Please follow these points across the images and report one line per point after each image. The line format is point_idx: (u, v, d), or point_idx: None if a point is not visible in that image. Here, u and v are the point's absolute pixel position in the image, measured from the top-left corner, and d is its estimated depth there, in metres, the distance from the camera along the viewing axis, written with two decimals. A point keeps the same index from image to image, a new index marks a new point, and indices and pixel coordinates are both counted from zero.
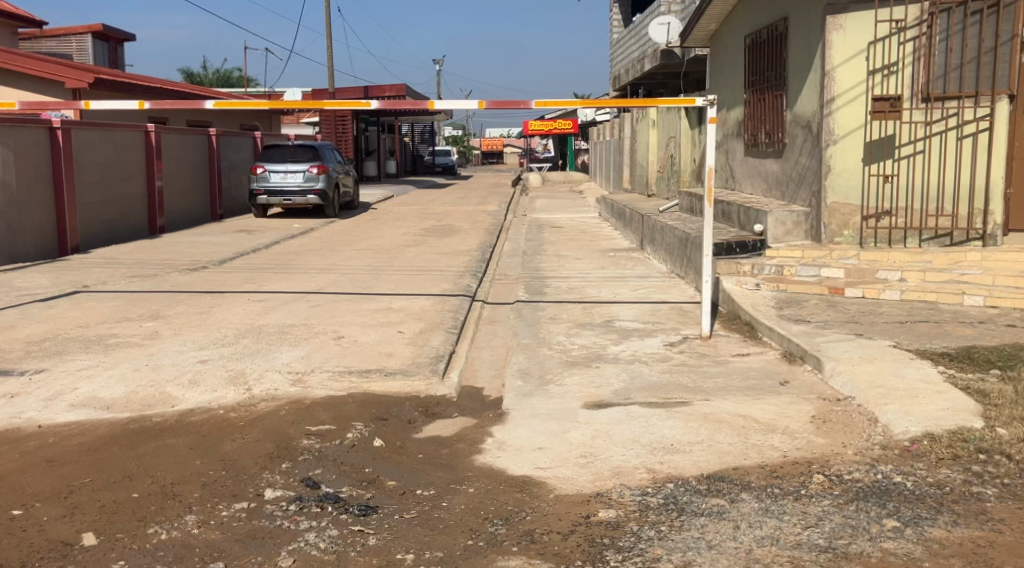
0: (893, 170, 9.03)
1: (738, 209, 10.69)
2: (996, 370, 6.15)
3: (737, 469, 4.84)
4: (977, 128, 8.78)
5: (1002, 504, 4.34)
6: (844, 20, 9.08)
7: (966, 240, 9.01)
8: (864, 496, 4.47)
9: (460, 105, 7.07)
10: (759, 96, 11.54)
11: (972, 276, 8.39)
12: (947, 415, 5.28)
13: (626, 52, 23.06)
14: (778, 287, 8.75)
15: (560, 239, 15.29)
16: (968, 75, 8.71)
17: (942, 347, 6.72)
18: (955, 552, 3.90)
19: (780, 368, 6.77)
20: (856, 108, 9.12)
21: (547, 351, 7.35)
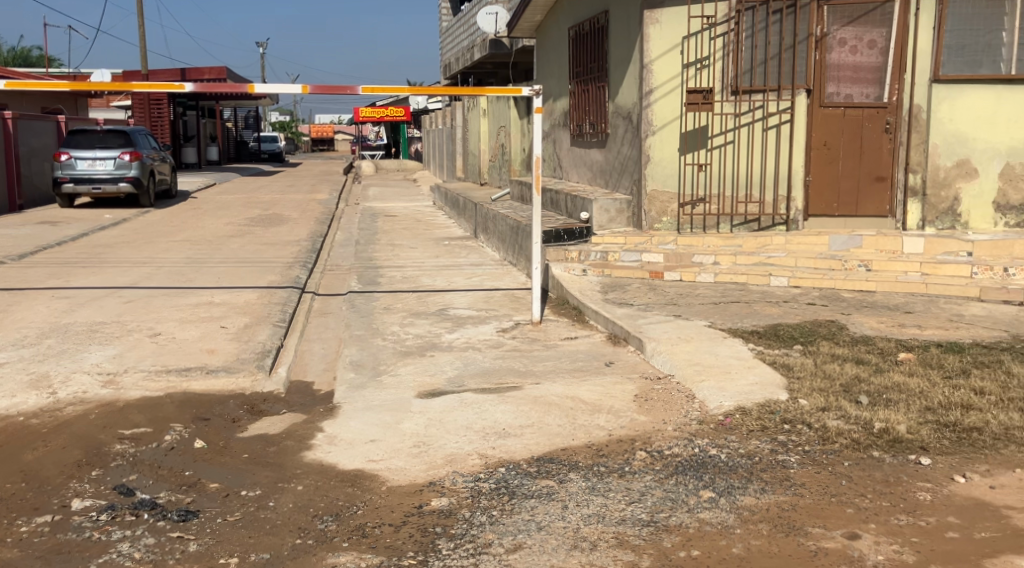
0: (706, 159, 9.48)
1: (567, 196, 10.94)
2: (798, 346, 6.62)
3: (566, 450, 4.98)
4: (780, 120, 9.30)
5: (803, 470, 4.69)
6: (661, 14, 9.46)
7: (772, 225, 9.50)
8: (682, 469, 4.71)
9: (284, 90, 6.86)
10: (583, 87, 11.86)
11: (777, 258, 8.94)
12: (756, 388, 5.65)
13: (454, 40, 23.16)
14: (603, 272, 9.05)
15: (391, 227, 15.18)
16: (772, 70, 9.26)
17: (752, 326, 7.15)
18: (762, 518, 4.19)
19: (607, 350, 7.01)
20: (672, 100, 9.52)
21: (380, 342, 7.30)
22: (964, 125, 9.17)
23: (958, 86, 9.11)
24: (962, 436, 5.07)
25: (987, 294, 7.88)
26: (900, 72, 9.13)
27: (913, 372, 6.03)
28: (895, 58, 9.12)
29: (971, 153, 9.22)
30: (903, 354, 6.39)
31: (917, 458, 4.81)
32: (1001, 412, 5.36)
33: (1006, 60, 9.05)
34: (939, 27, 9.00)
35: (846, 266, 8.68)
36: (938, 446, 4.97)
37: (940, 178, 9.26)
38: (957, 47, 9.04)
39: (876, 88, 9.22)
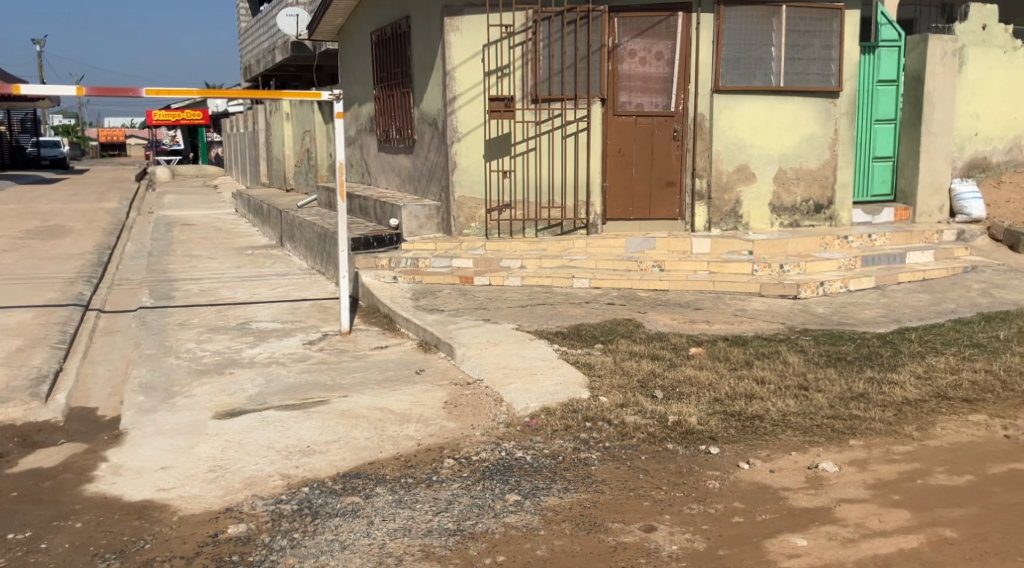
0: (511, 166, 9.68)
1: (374, 203, 10.84)
2: (600, 344, 6.85)
3: (372, 464, 4.91)
4: (578, 127, 9.60)
5: (604, 466, 4.85)
6: (462, 22, 9.53)
7: (573, 229, 9.80)
8: (489, 474, 4.75)
9: (56, 93, 6.38)
10: (388, 93, 11.78)
11: (580, 261, 9.22)
12: (561, 388, 5.80)
13: (253, 42, 22.45)
14: (413, 279, 9.02)
15: (190, 237, 14.51)
16: (568, 79, 9.52)
17: (556, 327, 7.33)
18: (565, 517, 4.29)
19: (417, 358, 6.97)
20: (476, 106, 9.63)
21: (174, 361, 6.93)
22: (742, 132, 9.79)
23: (737, 95, 9.71)
24: (746, 424, 5.45)
25: (766, 289, 8.45)
26: (685, 83, 9.64)
27: (703, 365, 6.39)
28: (680, 69, 9.62)
29: (749, 158, 9.86)
30: (694, 348, 6.75)
31: (707, 448, 5.12)
32: (778, 399, 5.79)
33: (776, 73, 9.73)
34: (718, 41, 9.54)
35: (642, 267, 9.07)
36: (725, 435, 5.30)
37: (723, 182, 9.85)
38: (734, 60, 9.63)
39: (663, 97, 9.68)
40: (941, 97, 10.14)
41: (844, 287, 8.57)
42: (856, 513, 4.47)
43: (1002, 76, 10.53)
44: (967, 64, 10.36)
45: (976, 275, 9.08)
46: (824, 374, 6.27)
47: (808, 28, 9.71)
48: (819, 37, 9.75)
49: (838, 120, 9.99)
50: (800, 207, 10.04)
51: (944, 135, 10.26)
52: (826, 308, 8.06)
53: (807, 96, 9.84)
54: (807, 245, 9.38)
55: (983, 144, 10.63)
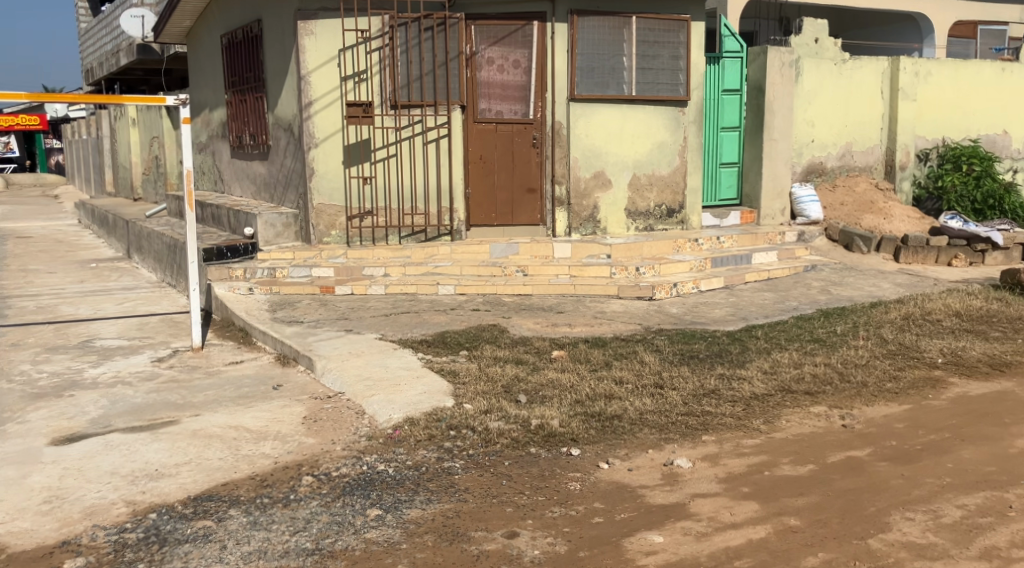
0: (371, 172, 9.56)
1: (228, 211, 10.50)
2: (464, 351, 6.85)
3: (226, 485, 4.74)
4: (439, 134, 9.59)
5: (468, 474, 4.85)
6: (316, 26, 9.36)
7: (437, 236, 9.77)
8: (350, 490, 4.66)
9: None
10: (240, 97, 11.43)
11: (444, 268, 9.14)
12: (424, 398, 5.75)
13: (95, 43, 21.37)
14: (271, 290, 8.79)
15: (27, 250, 13.67)
16: (426, 85, 9.50)
17: (420, 335, 7.28)
18: (428, 529, 4.27)
19: (275, 372, 6.77)
20: (332, 112, 9.47)
21: (7, 385, 6.50)
22: (598, 140, 9.92)
23: (592, 104, 9.84)
24: (606, 424, 5.57)
25: (624, 292, 8.64)
26: (542, 90, 9.75)
27: (565, 368, 6.48)
28: (537, 77, 9.71)
29: (605, 165, 10.00)
30: (556, 351, 6.84)
31: (568, 450, 5.20)
32: (637, 399, 5.95)
33: (629, 82, 9.93)
34: (572, 51, 9.64)
35: (506, 272, 9.11)
36: (586, 436, 5.39)
37: (581, 188, 9.94)
38: (588, 70, 9.75)
39: (522, 104, 9.75)
40: (781, 106, 10.66)
41: (696, 287, 8.90)
42: (709, 507, 4.65)
43: (834, 86, 11.16)
44: (803, 75, 10.92)
45: (815, 274, 9.60)
46: (679, 372, 6.48)
47: (657, 39, 9.98)
48: (667, 47, 10.03)
49: (687, 128, 10.30)
50: (653, 212, 10.29)
51: (784, 142, 10.78)
52: (680, 308, 8.33)
53: (658, 105, 10.10)
54: (661, 248, 9.68)
55: (819, 150, 11.24)
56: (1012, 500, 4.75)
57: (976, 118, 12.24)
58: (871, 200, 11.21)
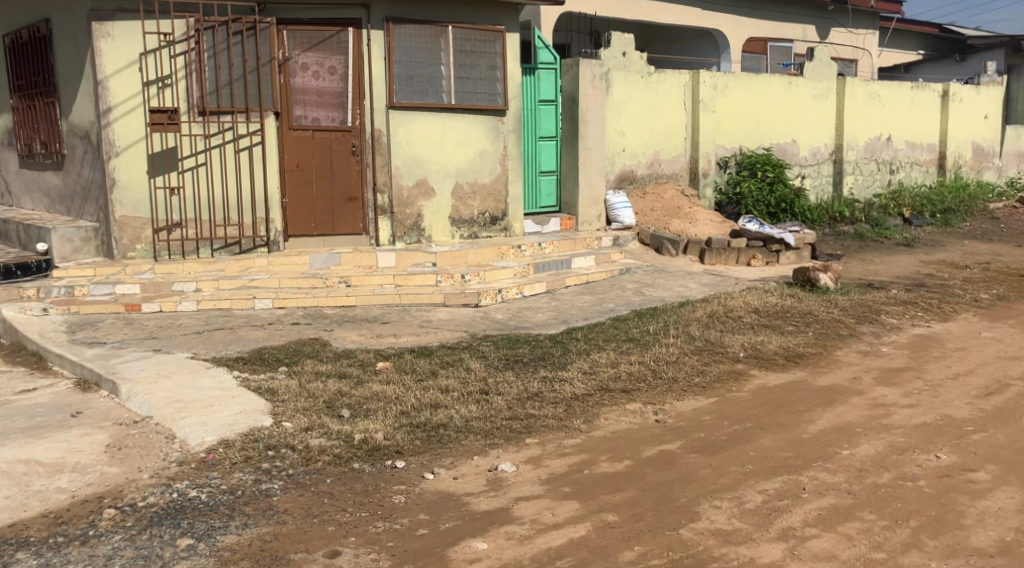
0: (179, 182, 9.17)
1: (16, 227, 9.75)
2: (283, 367, 6.65)
3: (14, 526, 4.45)
4: (252, 142, 9.28)
5: (287, 495, 4.72)
6: (112, 27, 8.86)
7: (252, 247, 9.44)
8: (157, 520, 4.45)
9: None
10: (28, 103, 10.62)
11: (260, 281, 8.87)
12: (239, 418, 5.54)
13: None
14: (68, 310, 8.22)
15: None
16: (237, 92, 9.18)
17: (236, 352, 7.01)
18: (243, 555, 4.20)
19: (74, 399, 6.30)
20: (133, 119, 9.01)
21: None
22: (419, 148, 9.84)
23: (411, 112, 9.76)
24: (430, 434, 5.55)
25: (450, 299, 8.63)
26: (360, 98, 9.59)
27: (390, 380, 6.40)
28: (353, 84, 9.57)
29: (428, 173, 9.93)
30: (381, 363, 6.76)
31: (393, 463, 5.15)
32: (461, 406, 5.96)
33: (447, 91, 9.93)
34: (389, 58, 9.55)
35: (327, 283, 8.92)
36: (410, 447, 5.35)
37: (404, 197, 9.84)
38: (406, 77, 9.69)
39: (339, 112, 9.59)
40: (593, 116, 11.01)
41: (519, 293, 9.02)
42: (531, 509, 4.75)
43: (641, 98, 11.61)
44: (612, 87, 11.28)
45: (629, 276, 9.97)
46: (503, 377, 6.54)
47: (473, 49, 10.05)
48: (484, 58, 10.13)
49: (506, 137, 10.43)
50: (477, 219, 10.33)
51: (597, 150, 11.12)
52: (504, 314, 8.43)
53: (477, 113, 10.16)
54: (485, 255, 9.75)
55: (630, 158, 11.66)
56: (807, 481, 5.10)
57: (767, 127, 13.09)
58: (678, 206, 11.76)
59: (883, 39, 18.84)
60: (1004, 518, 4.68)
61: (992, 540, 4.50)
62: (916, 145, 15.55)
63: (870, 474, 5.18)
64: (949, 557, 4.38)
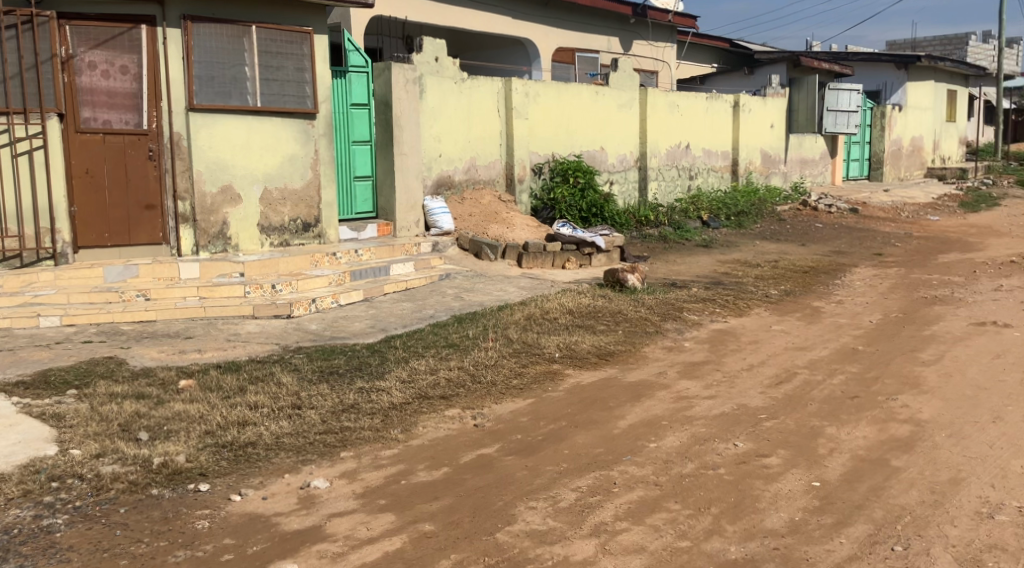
0: None
1: None
2: (72, 391, 6.14)
3: None
4: (31, 145, 8.58)
5: (72, 530, 4.43)
6: None
7: (37, 261, 8.73)
8: None
9: None
10: None
11: (46, 297, 8.20)
12: (18, 449, 5.12)
13: None
14: None
15: None
16: (12, 91, 8.51)
17: (16, 377, 6.43)
18: None
19: None
20: None
21: None
22: (223, 152, 9.42)
23: (213, 115, 9.33)
24: (238, 453, 5.29)
25: (259, 311, 8.29)
26: (156, 99, 9.08)
27: (193, 399, 6.05)
28: (148, 84, 9.04)
29: (233, 179, 9.52)
30: (183, 381, 6.38)
31: (196, 486, 4.89)
32: (272, 422, 5.72)
33: (252, 93, 9.55)
34: (188, 57, 9.11)
35: (123, 298, 8.37)
36: (216, 468, 5.10)
37: (207, 204, 9.38)
38: (206, 78, 9.25)
39: (133, 114, 9.04)
40: (407, 121, 10.88)
41: (335, 302, 8.77)
42: (345, 525, 4.63)
43: (455, 104, 11.61)
44: (426, 92, 11.21)
45: (449, 282, 9.93)
46: (317, 391, 6.32)
47: (279, 50, 9.70)
48: (292, 59, 9.80)
49: (318, 141, 10.15)
50: (288, 226, 9.99)
51: (414, 156, 11.01)
52: (318, 325, 8.18)
53: (285, 117, 9.83)
54: (297, 264, 9.42)
55: (446, 164, 11.62)
56: (617, 476, 5.22)
57: (577, 134, 13.43)
58: (494, 211, 11.86)
59: (680, 52, 19.86)
60: (795, 499, 4.97)
61: (785, 520, 4.75)
62: (712, 152, 16.42)
63: (676, 465, 5.37)
64: (746, 540, 4.59)
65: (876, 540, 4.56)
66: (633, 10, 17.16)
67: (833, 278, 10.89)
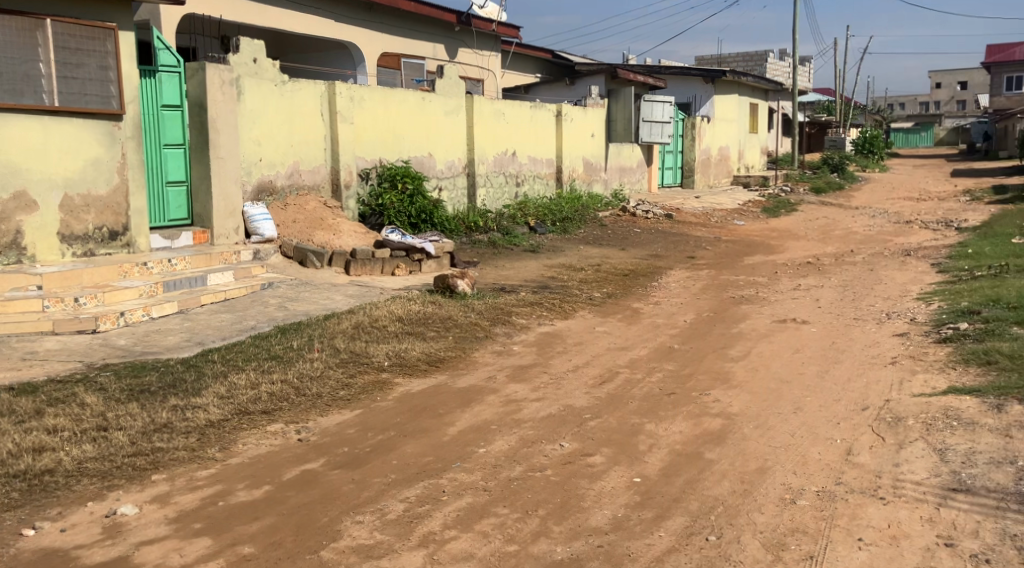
0: None
1: None
2: None
3: None
4: None
5: None
6: None
7: None
8: None
9: None
10: None
11: None
12: None
13: None
14: None
15: None
16: None
17: None
18: None
19: None
20: None
21: None
22: (15, 156, 8.67)
23: (2, 114, 8.57)
24: (33, 483, 4.95)
25: (60, 327, 7.71)
26: None
27: None
28: None
29: (27, 183, 8.79)
30: None
31: None
32: (73, 447, 5.32)
33: (48, 91, 8.88)
34: None
35: None
36: (5, 502, 4.77)
37: None
38: None
39: None
40: (224, 123, 10.44)
41: (146, 315, 8.26)
42: (156, 553, 4.40)
43: (275, 107, 11.23)
44: (244, 93, 10.79)
45: (272, 291, 9.57)
46: (125, 410, 5.92)
47: (79, 47, 9.09)
48: (93, 56, 9.20)
49: (125, 144, 9.58)
50: (93, 235, 9.36)
51: (231, 160, 10.58)
52: (127, 340, 7.70)
53: (87, 118, 9.21)
54: (103, 275, 8.84)
55: (267, 169, 11.22)
56: (445, 484, 5.16)
57: (402, 140, 13.30)
58: (320, 217, 11.55)
59: (505, 61, 20.13)
60: (617, 496, 5.07)
61: (608, 518, 4.84)
62: (538, 159, 16.70)
63: (504, 469, 5.37)
64: (572, 540, 4.64)
65: (692, 532, 4.71)
66: (457, 17, 17.18)
67: (651, 280, 11.30)
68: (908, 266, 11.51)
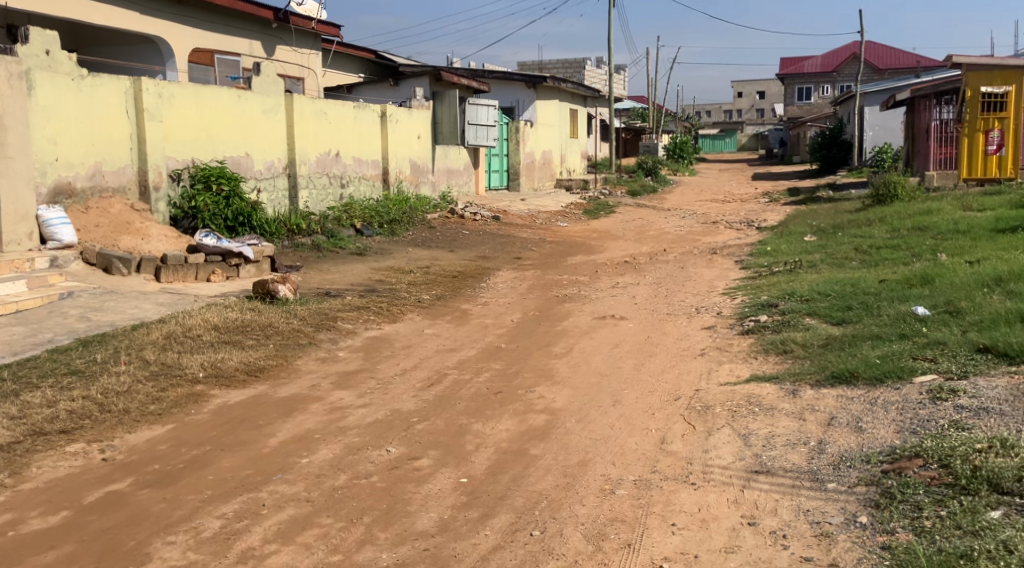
0: None
1: None
2: None
3: None
4: None
5: None
6: None
7: None
8: None
9: None
10: None
11: None
12: None
13: None
14: None
15: None
16: None
17: None
18: None
19: None
20: None
21: None
22: None
23: None
24: None
25: None
26: None
27: None
28: None
29: None
30: None
31: None
32: None
33: None
34: None
35: None
36: None
37: None
38: None
39: None
40: (11, 120, 9.66)
41: None
42: None
43: (72, 103, 10.49)
44: (35, 88, 10.01)
45: (72, 301, 8.92)
46: None
47: None
48: None
49: None
50: None
51: (22, 160, 9.80)
52: None
53: None
54: None
55: (65, 169, 10.46)
56: (266, 497, 4.98)
57: (216, 139, 12.75)
58: (126, 221, 10.92)
59: (325, 61, 19.74)
60: (443, 497, 5.05)
61: (434, 520, 4.80)
62: (362, 160, 16.46)
63: (328, 478, 5.23)
64: (398, 545, 4.58)
65: (516, 528, 4.75)
66: (274, 14, 16.74)
67: (478, 281, 11.36)
68: (715, 263, 12.14)
